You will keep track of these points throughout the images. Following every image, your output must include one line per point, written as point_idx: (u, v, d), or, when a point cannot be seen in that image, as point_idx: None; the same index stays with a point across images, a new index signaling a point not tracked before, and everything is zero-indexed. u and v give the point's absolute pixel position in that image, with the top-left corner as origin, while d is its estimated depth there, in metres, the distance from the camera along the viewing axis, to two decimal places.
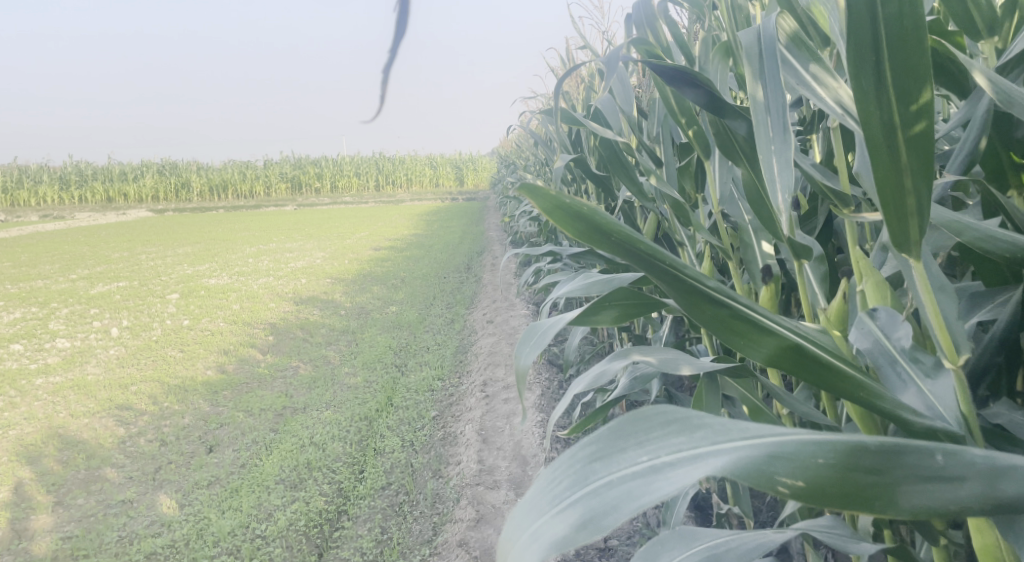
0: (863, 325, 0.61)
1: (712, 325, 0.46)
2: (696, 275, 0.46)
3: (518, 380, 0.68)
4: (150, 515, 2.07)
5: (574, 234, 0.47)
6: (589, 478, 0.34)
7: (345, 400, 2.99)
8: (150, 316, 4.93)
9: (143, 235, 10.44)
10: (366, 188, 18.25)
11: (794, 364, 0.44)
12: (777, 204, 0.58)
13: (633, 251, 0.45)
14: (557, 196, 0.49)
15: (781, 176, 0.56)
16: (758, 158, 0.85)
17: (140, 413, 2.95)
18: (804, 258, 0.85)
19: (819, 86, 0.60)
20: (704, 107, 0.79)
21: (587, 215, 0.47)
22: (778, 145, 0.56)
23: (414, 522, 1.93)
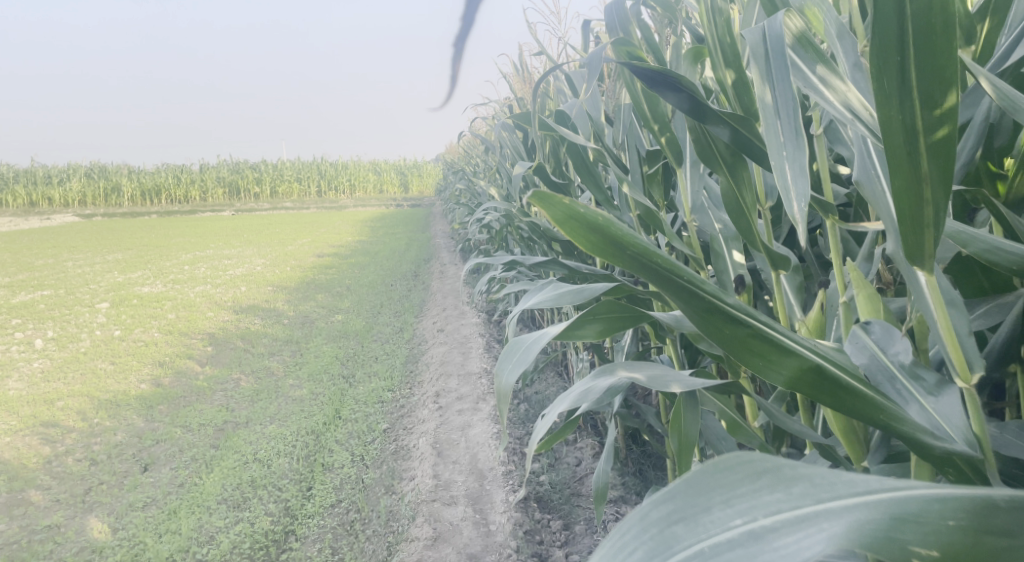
0: (858, 340, 0.59)
1: (730, 344, 0.44)
2: (715, 292, 0.45)
3: (499, 400, 0.68)
4: (79, 541, 1.90)
5: (587, 246, 0.46)
6: (673, 543, 0.33)
7: (291, 414, 2.86)
8: (77, 326, 4.62)
9: (69, 240, 9.84)
10: (308, 194, 17.81)
11: (812, 388, 0.43)
12: (792, 213, 0.58)
13: (650, 267, 0.44)
14: (570, 205, 0.47)
15: (795, 184, 0.57)
16: (737, 166, 0.84)
17: (67, 430, 2.73)
18: (782, 268, 0.84)
19: (826, 88, 0.59)
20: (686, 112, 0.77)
21: (603, 225, 0.46)
22: (792, 153, 0.58)
23: (367, 541, 1.84)
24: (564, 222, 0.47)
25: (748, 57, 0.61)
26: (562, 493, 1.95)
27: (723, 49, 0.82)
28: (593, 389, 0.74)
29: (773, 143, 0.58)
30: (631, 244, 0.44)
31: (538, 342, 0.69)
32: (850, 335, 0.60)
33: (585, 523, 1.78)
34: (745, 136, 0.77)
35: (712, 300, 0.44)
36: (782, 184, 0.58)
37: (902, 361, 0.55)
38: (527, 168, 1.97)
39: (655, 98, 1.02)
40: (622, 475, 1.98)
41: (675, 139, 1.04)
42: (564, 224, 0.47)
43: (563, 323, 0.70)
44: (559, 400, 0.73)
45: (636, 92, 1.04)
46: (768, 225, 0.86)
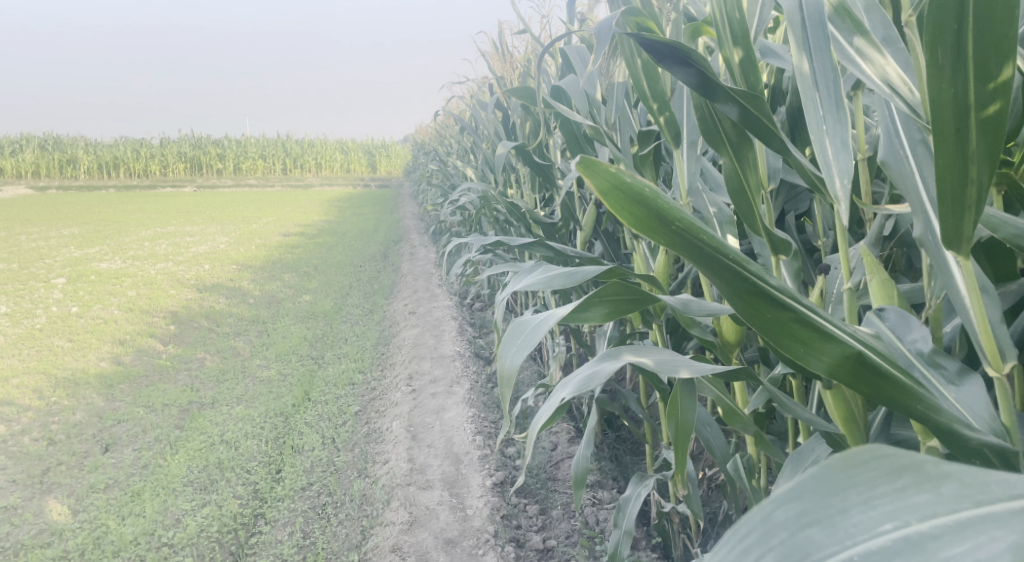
0: (873, 325, 0.65)
1: (772, 327, 0.48)
2: (761, 275, 0.47)
3: (502, 384, 0.66)
4: (38, 523, 1.81)
5: (630, 219, 0.48)
6: (809, 550, 0.31)
7: (259, 395, 2.79)
8: (32, 302, 4.43)
9: (20, 213, 9.42)
10: (273, 171, 17.41)
11: (850, 374, 0.47)
12: (834, 190, 0.65)
13: (695, 246, 0.47)
14: (615, 173, 0.48)
15: (837, 159, 0.64)
16: (742, 147, 0.85)
17: (23, 409, 2.61)
18: (782, 252, 0.84)
19: (864, 62, 0.66)
20: (693, 86, 0.76)
21: (648, 199, 0.47)
22: (833, 129, 0.64)
23: (339, 525, 1.81)
24: (607, 194, 0.48)
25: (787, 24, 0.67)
26: (539, 478, 1.94)
27: (731, 25, 0.80)
28: (597, 373, 0.73)
29: (814, 116, 0.65)
30: (675, 219, 0.47)
31: (547, 323, 0.68)
32: (866, 321, 0.66)
33: (562, 508, 1.78)
34: (754, 116, 0.76)
35: (757, 282, 0.47)
36: (823, 158, 0.65)
37: (920, 349, 0.61)
38: (511, 147, 1.95)
39: (656, 76, 0.99)
40: (598, 459, 1.98)
41: (673, 118, 1.02)
42: (608, 195, 0.48)
43: (571, 305, 0.69)
44: (564, 385, 0.72)
45: (635, 66, 1.01)
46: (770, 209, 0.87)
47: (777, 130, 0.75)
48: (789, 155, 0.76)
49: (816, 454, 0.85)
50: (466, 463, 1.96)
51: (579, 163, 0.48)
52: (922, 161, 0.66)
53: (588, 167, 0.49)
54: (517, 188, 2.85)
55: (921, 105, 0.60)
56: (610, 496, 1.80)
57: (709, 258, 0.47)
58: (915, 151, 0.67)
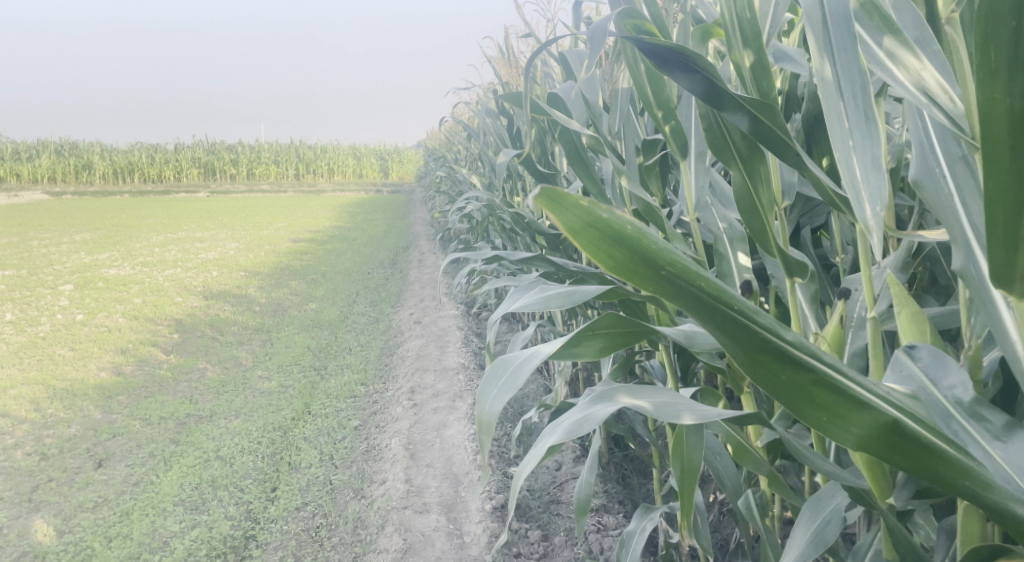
0: (902, 366, 0.59)
1: (788, 388, 0.45)
2: (773, 329, 0.45)
3: (479, 429, 0.59)
4: (21, 545, 1.75)
5: (614, 263, 0.43)
6: None
7: (258, 408, 2.73)
8: (37, 309, 4.41)
9: (34, 219, 9.48)
10: (285, 177, 17.48)
11: (878, 441, 0.45)
12: (866, 216, 0.56)
13: (697, 298, 0.44)
14: (591, 210, 0.43)
15: (867, 180, 0.57)
16: (753, 162, 0.77)
17: (17, 421, 2.57)
18: (797, 274, 0.76)
19: (896, 67, 0.59)
20: (699, 95, 0.69)
21: (633, 243, 0.43)
22: (863, 145, 0.57)
23: (332, 551, 1.74)
24: (578, 233, 0.43)
25: (805, 22, 0.61)
26: (541, 501, 1.87)
27: (741, 26, 0.72)
28: (588, 418, 0.66)
29: (838, 129, 0.58)
30: (668, 266, 0.43)
31: (530, 362, 0.61)
32: (893, 360, 0.60)
33: (565, 535, 1.70)
34: (766, 127, 0.68)
35: (769, 338, 0.45)
36: (850, 180, 0.57)
37: (958, 397, 0.55)
38: (513, 156, 1.88)
39: (660, 81, 0.93)
40: (604, 481, 1.90)
41: (680, 127, 0.95)
42: (579, 234, 0.43)
43: (558, 341, 0.62)
44: (550, 432, 0.65)
45: (638, 71, 0.94)
46: (785, 228, 0.79)
47: (793, 142, 0.68)
48: (806, 169, 0.67)
49: (836, 501, 0.78)
50: (465, 485, 1.88)
51: (536, 196, 0.41)
52: (962, 181, 0.58)
53: (553, 199, 0.42)
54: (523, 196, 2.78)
55: (964, 116, 0.53)
56: (616, 522, 1.72)
57: (709, 308, 0.44)
58: (953, 170, 0.60)
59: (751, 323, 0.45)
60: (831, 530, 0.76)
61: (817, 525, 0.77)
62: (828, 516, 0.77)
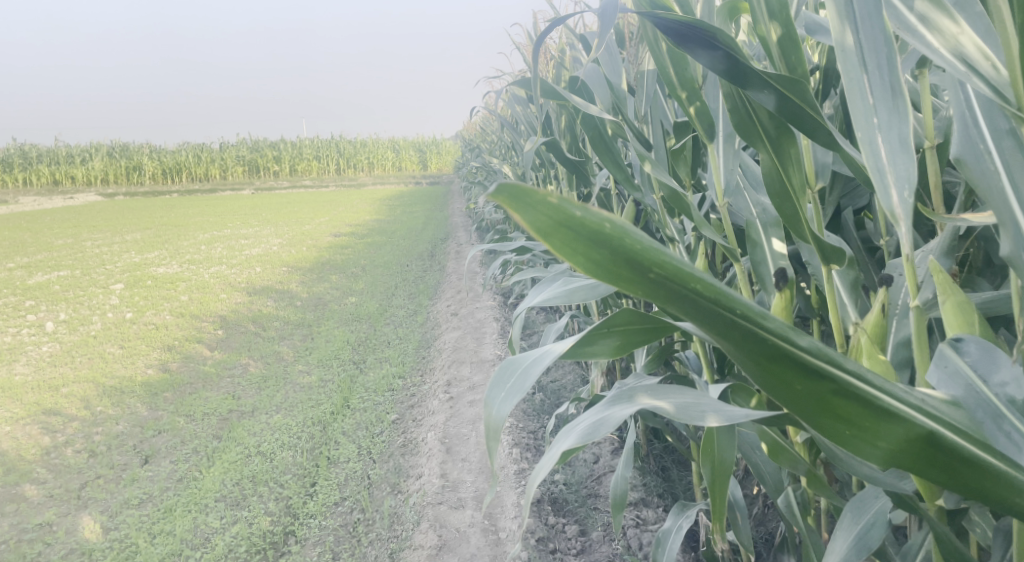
0: (947, 363, 0.53)
1: (806, 397, 0.43)
2: (784, 337, 0.42)
3: (489, 435, 0.54)
4: (69, 542, 1.81)
5: (597, 266, 0.40)
6: None
7: (298, 403, 2.76)
8: (90, 308, 4.58)
9: (89, 220, 9.86)
10: (325, 172, 17.73)
11: (911, 455, 0.43)
12: (890, 202, 0.54)
13: (693, 303, 0.41)
14: (561, 206, 0.39)
15: (894, 163, 0.54)
16: (784, 143, 0.74)
17: (69, 419, 2.66)
18: (834, 261, 0.72)
19: (930, 33, 0.54)
20: (721, 74, 0.68)
21: (616, 243, 0.40)
22: (889, 123, 0.54)
23: (369, 546, 1.74)
24: (548, 232, 0.39)
25: None
26: (578, 495, 1.82)
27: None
28: (605, 420, 0.61)
29: (860, 108, 0.55)
30: (656, 267, 0.40)
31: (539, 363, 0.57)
32: (936, 356, 0.54)
33: (603, 530, 1.66)
34: (793, 103, 0.67)
35: (778, 344, 0.42)
36: (874, 164, 0.55)
37: (1010, 395, 0.49)
38: (539, 144, 1.84)
39: (684, 61, 0.89)
40: (643, 473, 1.85)
41: (705, 108, 0.91)
42: (550, 233, 0.39)
43: (570, 339, 0.60)
44: (564, 437, 0.60)
45: (662, 53, 0.91)
46: (820, 211, 0.75)
47: (823, 121, 0.67)
48: (838, 148, 0.67)
49: (880, 503, 0.71)
50: (500, 479, 1.85)
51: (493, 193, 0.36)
52: (1009, 157, 0.56)
53: (516, 196, 0.38)
54: (555, 183, 2.73)
55: (1007, 85, 0.49)
56: (655, 516, 1.66)
57: (709, 314, 0.42)
58: (999, 145, 0.57)
59: (756, 328, 0.42)
60: (876, 534, 0.69)
61: (859, 531, 0.70)
62: (872, 520, 0.70)
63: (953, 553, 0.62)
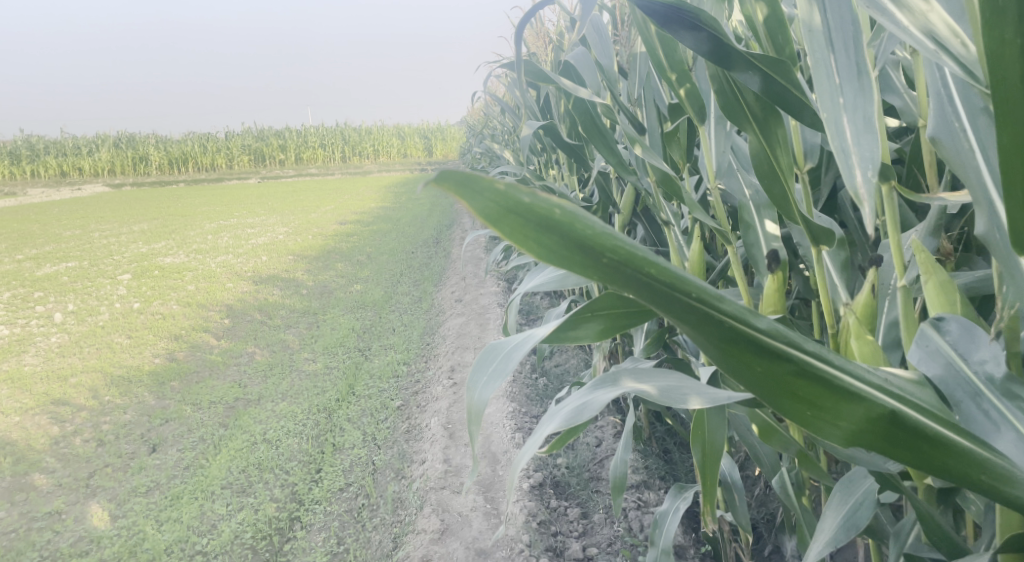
0: (928, 342, 0.54)
1: (766, 380, 0.43)
2: (741, 319, 0.42)
3: (471, 419, 0.55)
4: (78, 530, 1.84)
5: (550, 252, 0.39)
6: None
7: (304, 390, 2.78)
8: (98, 299, 4.61)
9: (96, 211, 9.91)
10: (330, 159, 17.71)
11: (874, 436, 0.43)
12: (854, 182, 0.57)
13: (649, 287, 0.40)
14: (508, 192, 0.38)
15: (858, 144, 0.57)
16: (770, 123, 0.73)
17: (78, 409, 2.69)
18: (823, 242, 0.72)
19: (899, 12, 0.52)
20: (705, 55, 0.67)
21: (569, 228, 0.39)
22: (853, 104, 0.58)
23: (373, 531, 1.76)
24: (497, 220, 0.38)
25: None
26: (580, 478, 1.83)
27: None
28: (589, 404, 0.61)
29: (826, 85, 0.59)
30: (609, 252, 0.39)
31: (521, 348, 0.58)
32: (918, 334, 0.55)
33: (604, 513, 1.67)
34: (779, 84, 0.67)
35: (736, 326, 0.42)
36: (839, 146, 0.58)
37: (990, 374, 0.51)
38: (536, 129, 1.83)
39: (672, 43, 0.88)
40: (644, 456, 1.85)
41: (696, 90, 0.91)
42: (498, 219, 0.38)
43: (551, 323, 0.59)
44: (549, 420, 0.60)
45: (649, 34, 0.90)
46: (809, 192, 0.74)
47: (809, 101, 0.67)
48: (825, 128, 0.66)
49: (868, 484, 0.70)
50: (502, 463, 1.87)
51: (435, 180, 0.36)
52: (983, 135, 0.55)
53: (460, 183, 0.37)
54: (556, 168, 2.72)
55: (977, 62, 0.48)
56: (657, 498, 1.67)
57: (665, 298, 0.41)
58: (975, 124, 0.56)
59: (714, 312, 0.42)
60: (865, 514, 0.68)
61: (850, 511, 0.69)
62: (860, 499, 0.69)
63: (937, 532, 0.63)
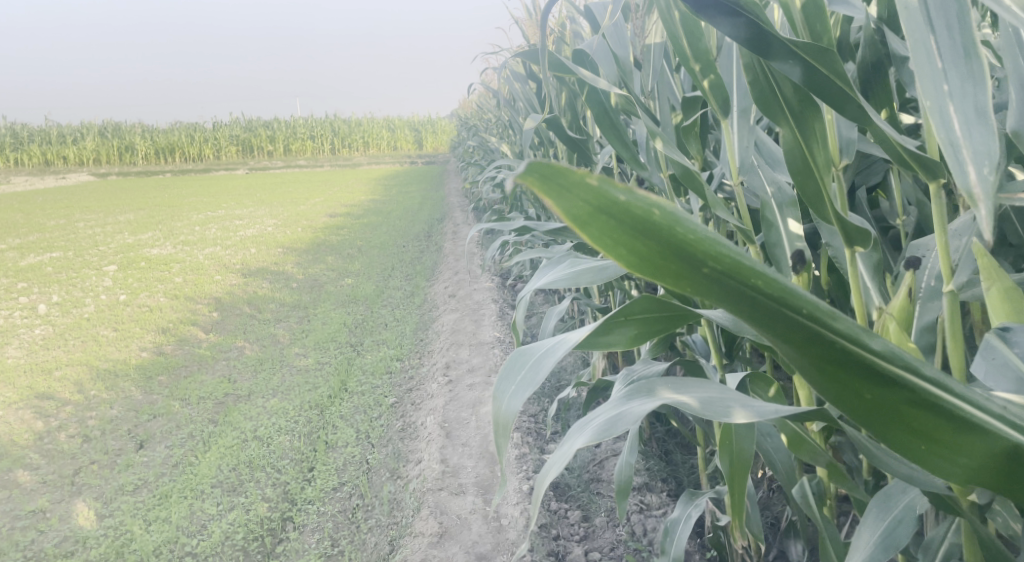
0: (996, 353, 0.52)
1: (879, 410, 0.38)
2: (856, 341, 0.37)
3: (498, 430, 0.51)
4: (63, 530, 1.78)
5: (642, 260, 0.34)
6: None
7: (295, 386, 2.72)
8: (83, 290, 4.52)
9: (82, 201, 9.73)
10: (320, 151, 17.54)
11: (996, 476, 0.38)
12: (966, 180, 0.42)
13: (752, 302, 0.35)
14: (599, 190, 0.33)
15: (973, 136, 0.43)
16: (807, 117, 0.69)
17: (62, 404, 2.62)
18: (858, 243, 0.68)
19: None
20: (743, 42, 0.62)
21: (668, 235, 0.34)
22: (962, 91, 0.45)
23: (368, 534, 1.71)
24: (584, 221, 0.33)
25: None
26: (581, 480, 1.80)
27: None
28: (623, 416, 0.57)
29: (926, 68, 0.46)
30: (711, 262, 0.34)
31: (553, 354, 0.54)
32: (985, 345, 0.53)
33: (606, 515, 1.63)
34: (820, 74, 0.63)
35: (849, 349, 0.37)
36: (945, 139, 0.44)
37: None
38: (540, 122, 1.78)
39: (697, 29, 0.85)
40: (646, 458, 1.82)
41: (719, 82, 0.87)
42: (585, 220, 0.33)
43: (586, 328, 0.55)
44: (579, 433, 0.56)
45: (672, 22, 0.86)
46: (844, 190, 0.71)
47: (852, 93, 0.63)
48: (868, 122, 0.63)
49: (910, 498, 0.67)
50: (501, 464, 1.83)
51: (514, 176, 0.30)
52: None
53: (546, 177, 0.32)
54: (555, 162, 2.68)
55: None
56: (660, 501, 1.64)
57: (771, 315, 0.36)
58: None
59: (824, 330, 0.36)
60: (904, 531, 0.66)
61: (888, 527, 0.66)
62: (900, 516, 0.67)
63: None
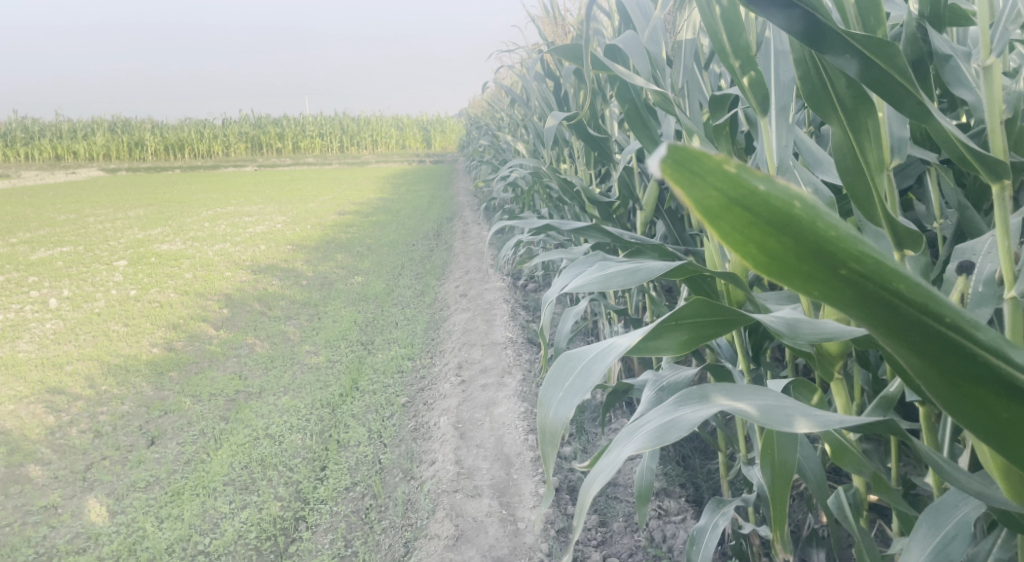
0: None
1: (1004, 424, 0.35)
2: (995, 353, 0.33)
3: (546, 439, 0.50)
4: (75, 526, 1.77)
5: (778, 258, 0.30)
6: None
7: (306, 384, 2.71)
8: (93, 285, 4.52)
9: (93, 196, 9.76)
10: (329, 149, 17.56)
11: None
12: None
13: (887, 306, 0.32)
14: (745, 180, 0.28)
15: None
16: (859, 113, 0.66)
17: (73, 399, 2.61)
18: (908, 247, 0.65)
19: None
20: (795, 35, 0.59)
21: (811, 233, 0.30)
22: None
23: (382, 535, 1.69)
24: (717, 215, 0.29)
25: None
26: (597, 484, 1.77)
27: None
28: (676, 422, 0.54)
29: None
30: (851, 264, 0.31)
31: (604, 359, 0.52)
32: None
33: (624, 520, 1.61)
34: (878, 68, 0.60)
35: (985, 362, 0.34)
36: None
37: None
38: (560, 121, 1.76)
39: (738, 24, 0.82)
40: (664, 462, 1.79)
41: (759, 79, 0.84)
42: (719, 214, 0.29)
43: (637, 332, 0.52)
44: (627, 440, 0.54)
45: (713, 16, 0.84)
46: (894, 191, 0.68)
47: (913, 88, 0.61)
48: (929, 118, 0.61)
49: (963, 513, 0.64)
50: (517, 466, 1.80)
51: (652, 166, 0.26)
52: None
53: (688, 165, 0.27)
54: (571, 162, 2.65)
55: None
56: (677, 507, 1.63)
57: (904, 320, 0.33)
58: None
59: (962, 340, 0.33)
60: (958, 547, 0.63)
61: (940, 544, 0.63)
62: (952, 531, 0.64)
63: None
